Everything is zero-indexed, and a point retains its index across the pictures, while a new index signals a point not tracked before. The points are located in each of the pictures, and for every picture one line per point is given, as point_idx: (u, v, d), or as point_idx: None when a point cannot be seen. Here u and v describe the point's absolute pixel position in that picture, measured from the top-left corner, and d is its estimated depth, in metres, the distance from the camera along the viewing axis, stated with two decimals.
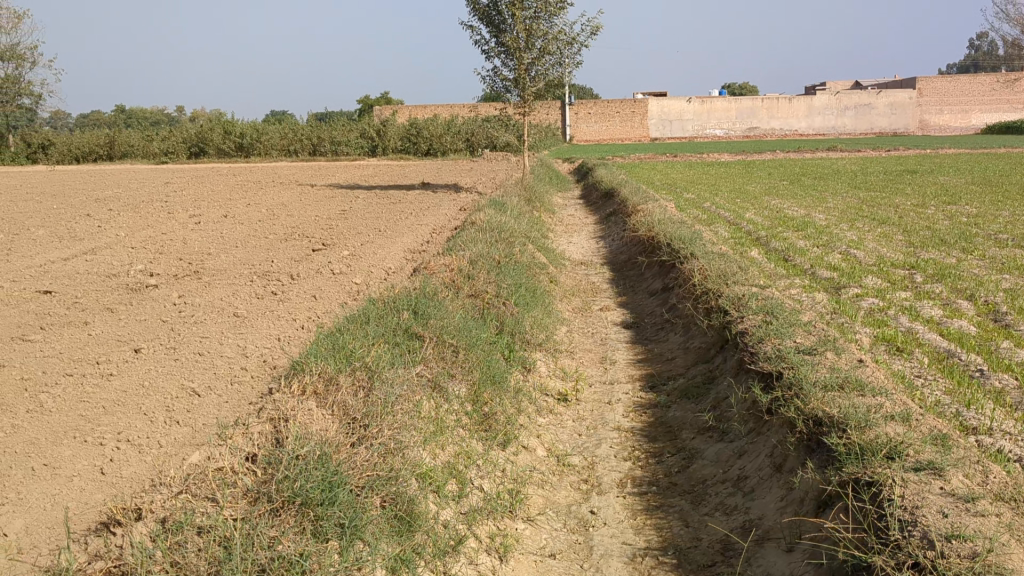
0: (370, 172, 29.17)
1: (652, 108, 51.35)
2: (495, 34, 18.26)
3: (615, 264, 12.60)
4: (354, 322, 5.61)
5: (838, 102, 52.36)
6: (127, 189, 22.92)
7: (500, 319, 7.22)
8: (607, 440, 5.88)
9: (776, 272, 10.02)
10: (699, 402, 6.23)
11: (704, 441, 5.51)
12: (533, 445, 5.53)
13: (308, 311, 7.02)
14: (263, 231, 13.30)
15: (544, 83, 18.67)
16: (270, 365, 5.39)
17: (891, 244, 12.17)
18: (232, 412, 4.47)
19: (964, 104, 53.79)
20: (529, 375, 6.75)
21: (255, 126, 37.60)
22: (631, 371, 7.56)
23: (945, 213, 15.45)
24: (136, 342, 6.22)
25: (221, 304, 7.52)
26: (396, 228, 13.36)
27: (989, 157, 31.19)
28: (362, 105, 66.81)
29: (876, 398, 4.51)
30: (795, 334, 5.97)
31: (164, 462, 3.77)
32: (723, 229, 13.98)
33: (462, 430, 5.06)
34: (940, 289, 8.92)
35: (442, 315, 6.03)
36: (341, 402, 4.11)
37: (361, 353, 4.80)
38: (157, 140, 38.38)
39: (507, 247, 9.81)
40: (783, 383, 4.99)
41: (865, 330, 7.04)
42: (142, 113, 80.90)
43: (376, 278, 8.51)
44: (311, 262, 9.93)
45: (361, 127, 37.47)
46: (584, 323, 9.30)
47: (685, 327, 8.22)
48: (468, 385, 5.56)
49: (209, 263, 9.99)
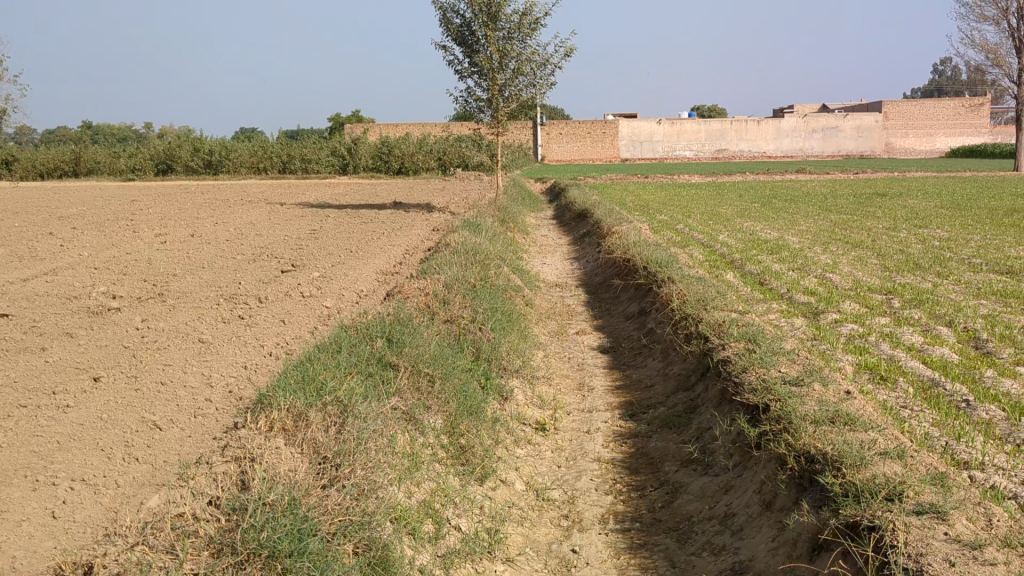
0: (341, 191, 28.91)
1: (623, 129, 51.49)
2: (468, 54, 18.13)
3: (590, 286, 12.45)
4: (324, 351, 5.38)
5: (807, 125, 52.79)
6: (92, 207, 22.48)
7: (475, 345, 7.02)
8: (587, 473, 5.69)
9: (753, 296, 9.91)
10: (681, 432, 6.06)
11: (688, 474, 5.34)
12: (511, 478, 5.33)
13: (276, 337, 6.78)
14: (230, 251, 13.02)
15: (517, 104, 18.55)
16: (237, 396, 5.15)
17: (866, 268, 12.12)
18: (195, 448, 4.23)
19: (929, 127, 54.55)
20: (506, 404, 6.55)
21: (223, 143, 37.21)
22: (610, 398, 7.38)
23: (917, 236, 15.47)
24: (94, 370, 5.95)
25: (187, 329, 7.26)
26: (368, 248, 13.13)
27: (955, 180, 31.53)
28: (333, 123, 66.57)
29: (869, 433, 4.35)
30: (779, 363, 5.81)
31: (121, 506, 3.52)
32: (697, 251, 13.90)
33: (438, 465, 4.84)
34: (918, 315, 8.83)
35: (417, 342, 5.81)
36: (312, 439, 3.89)
37: (332, 385, 4.57)
38: (123, 156, 37.87)
39: (482, 269, 9.62)
40: (771, 415, 4.83)
41: (848, 358, 6.90)
42: (109, 129, 80.00)
43: (348, 302, 8.28)
44: (280, 284, 9.68)
45: (332, 145, 37.20)
46: (560, 347, 9.12)
47: (664, 353, 8.07)
48: (444, 417, 5.35)
49: (174, 285, 9.71)
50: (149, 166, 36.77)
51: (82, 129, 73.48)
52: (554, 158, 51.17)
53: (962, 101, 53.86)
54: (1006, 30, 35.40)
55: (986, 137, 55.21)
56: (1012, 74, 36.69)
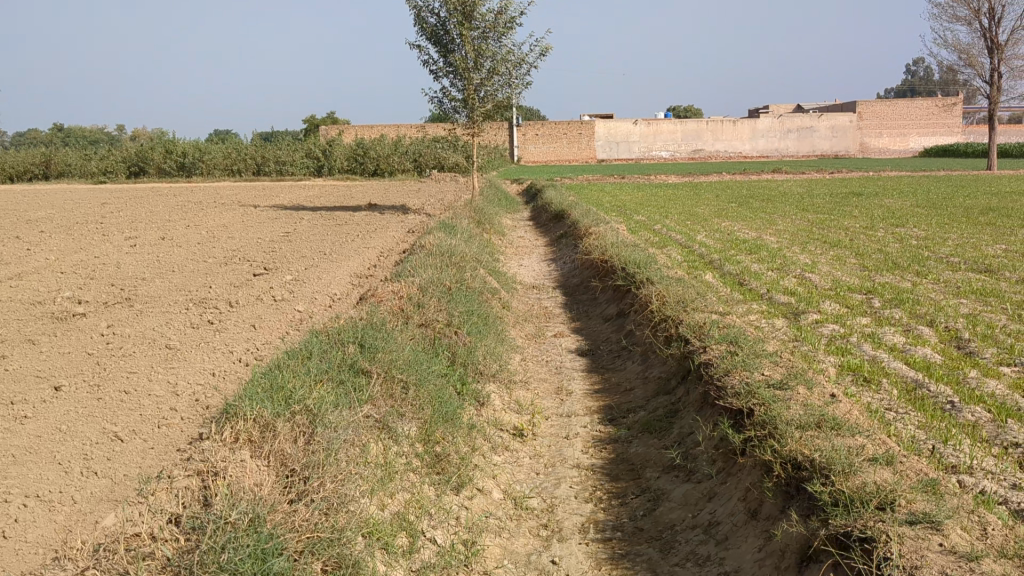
0: (316, 192, 28.65)
1: (599, 130, 51.43)
2: (443, 53, 17.96)
3: (568, 288, 12.31)
4: (294, 357, 5.19)
5: (782, 125, 52.96)
6: (62, 210, 22.13)
7: (451, 349, 6.85)
8: (566, 480, 5.54)
9: (732, 297, 9.83)
10: (662, 437, 5.92)
11: (671, 481, 5.20)
12: (489, 487, 5.17)
13: (246, 343, 6.57)
14: (201, 254, 12.78)
15: (493, 104, 18.40)
16: (204, 405, 4.95)
17: (845, 267, 12.07)
18: (157, 460, 4.03)
19: (902, 127, 54.92)
20: (483, 409, 6.39)
21: (197, 145, 36.79)
22: (589, 402, 7.23)
23: (894, 235, 15.46)
24: (55, 379, 5.73)
25: (154, 335, 7.05)
26: (342, 250, 12.94)
27: (930, 179, 31.70)
28: (308, 124, 66.20)
29: (857, 439, 4.23)
30: (762, 365, 5.69)
31: (75, 524, 3.33)
32: (675, 251, 13.80)
33: (412, 475, 4.68)
34: (899, 315, 8.76)
35: (391, 347, 5.64)
36: (280, 450, 3.72)
37: (301, 393, 4.39)
38: (95, 158, 37.39)
39: (457, 272, 9.46)
40: (756, 420, 4.69)
41: (830, 359, 6.80)
42: (80, 131, 79.18)
43: (320, 306, 8.10)
44: (251, 288, 9.47)
45: (306, 146, 36.86)
46: (538, 350, 8.97)
47: (643, 355, 7.94)
48: (419, 425, 5.18)
49: (142, 290, 9.47)
50: (121, 168, 36.27)
51: (54, 133, 72.59)
52: (530, 159, 51.03)
53: (934, 101, 54.24)
54: (978, 30, 35.68)
55: (958, 137, 55.63)
56: (983, 74, 37.02)
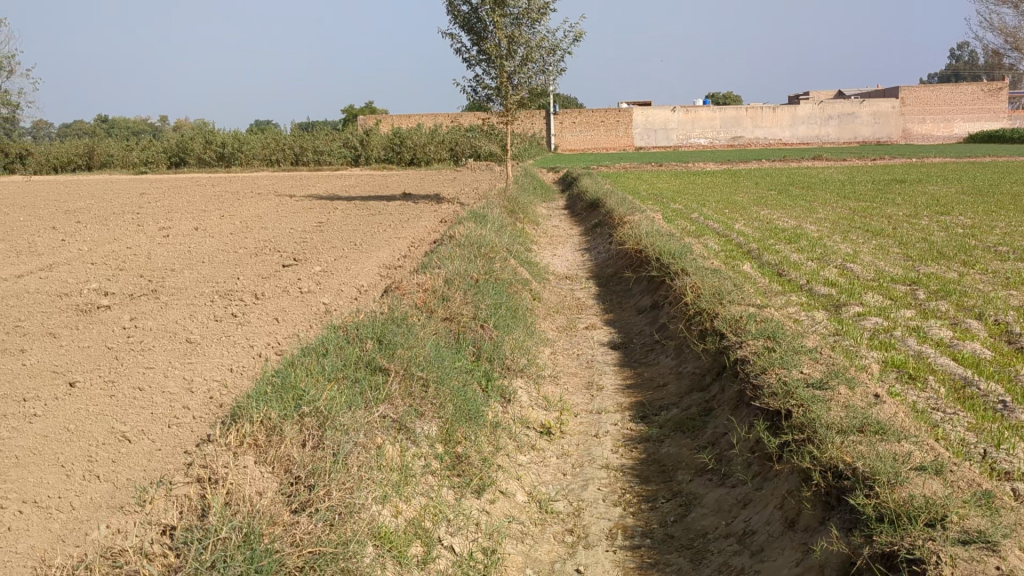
0: (352, 181, 28.63)
1: (637, 117, 50.89)
2: (477, 41, 17.71)
3: (601, 279, 12.05)
4: (309, 354, 5.00)
5: (822, 111, 52.05)
6: (101, 199, 22.31)
7: (477, 344, 6.63)
8: (594, 481, 5.31)
9: (770, 288, 9.51)
10: (695, 437, 5.67)
11: (703, 484, 4.95)
12: (512, 489, 4.95)
13: (267, 337, 6.40)
14: (232, 245, 12.70)
15: (528, 92, 18.13)
16: (217, 403, 4.78)
17: (889, 257, 11.67)
18: (162, 464, 3.86)
19: (946, 113, 53.71)
20: (509, 406, 6.17)
21: (236, 135, 36.97)
22: (620, 398, 6.99)
23: (939, 223, 14.97)
24: (70, 374, 5.59)
25: (176, 328, 6.91)
26: (373, 241, 12.79)
27: (975, 165, 30.89)
28: (346, 113, 66.39)
29: (903, 446, 3.94)
30: (801, 363, 5.39)
31: (68, 536, 3.15)
32: (712, 241, 13.48)
33: (431, 477, 4.47)
34: (945, 308, 8.39)
35: (412, 342, 5.42)
36: (285, 456, 3.54)
37: (313, 392, 4.20)
38: (136, 149, 37.75)
39: (487, 262, 9.24)
40: (794, 422, 4.42)
41: (872, 355, 6.49)
42: (125, 123, 80.33)
43: (346, 298, 7.92)
44: (279, 280, 9.34)
45: (344, 136, 36.84)
46: (569, 343, 8.74)
47: (677, 349, 7.68)
48: (439, 424, 4.98)
49: (169, 281, 9.37)
50: (162, 159, 36.56)
51: (100, 125, 73.49)
52: (567, 147, 50.63)
53: (980, 85, 52.94)
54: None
55: (1004, 123, 54.31)
56: None
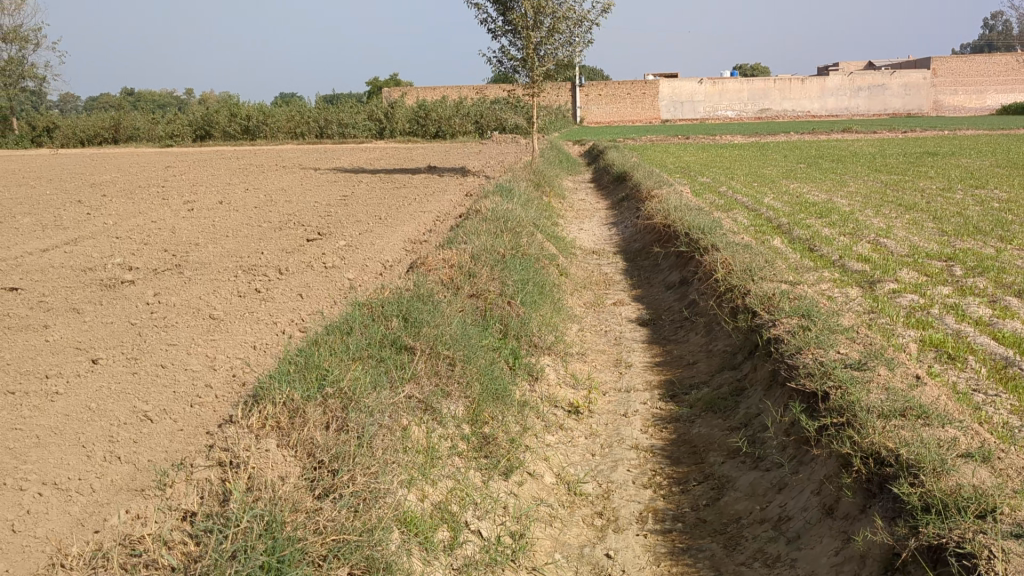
0: (377, 155, 28.51)
1: (663, 89, 50.27)
2: (502, 11, 17.48)
3: (628, 254, 11.88)
4: (333, 333, 4.90)
5: (852, 82, 51.24)
6: (127, 173, 22.31)
7: (503, 321, 6.51)
8: (624, 462, 5.20)
9: (802, 264, 9.32)
10: (727, 418, 5.54)
11: (736, 467, 4.81)
12: (540, 470, 4.84)
13: (290, 314, 6.32)
14: (256, 218, 12.64)
15: (554, 64, 17.90)
16: (240, 382, 4.71)
17: (923, 232, 11.42)
18: (184, 446, 3.78)
19: (979, 84, 52.74)
20: (536, 385, 6.06)
21: (261, 108, 36.94)
22: (650, 376, 6.85)
23: (973, 197, 14.65)
24: (93, 351, 5.54)
25: (200, 304, 6.85)
26: (398, 215, 12.68)
27: (1010, 138, 30.30)
28: (371, 85, 66.16)
29: (948, 431, 3.79)
30: (837, 342, 5.23)
31: (87, 521, 3.08)
32: (741, 215, 13.25)
33: (457, 459, 4.37)
34: (983, 285, 8.17)
35: (437, 320, 5.31)
36: (307, 439, 3.45)
37: (337, 372, 4.10)
38: (162, 123, 37.81)
39: (513, 237, 9.11)
40: (831, 405, 4.27)
41: (910, 333, 6.31)
42: (151, 96, 80.60)
43: (371, 274, 7.83)
44: (303, 254, 9.26)
45: (368, 109, 36.67)
46: (597, 319, 8.60)
47: (707, 327, 7.54)
48: (466, 404, 4.87)
49: (193, 256, 9.31)
50: (188, 132, 36.61)
51: (127, 98, 73.67)
52: (593, 120, 50.18)
53: (1014, 55, 51.88)
54: None
55: None
56: None
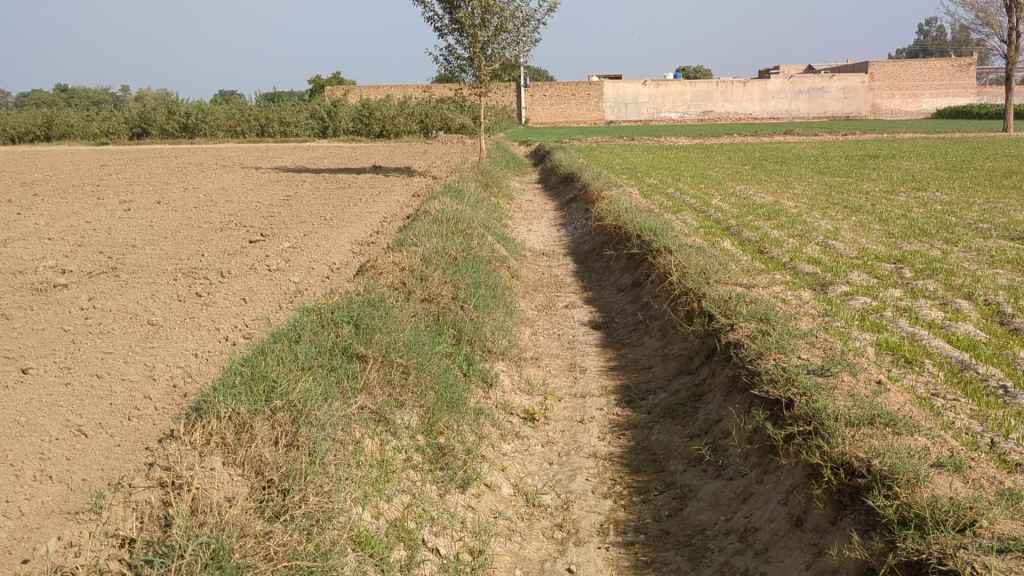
0: (320, 154, 28.08)
1: (607, 91, 50.45)
2: (449, 10, 17.30)
3: (579, 256, 11.78)
4: (280, 340, 4.67)
5: (792, 85, 51.96)
6: (60, 172, 21.61)
7: (456, 326, 6.33)
8: (582, 471, 5.06)
9: (753, 266, 9.29)
10: (686, 425, 5.43)
11: (698, 476, 4.69)
12: (497, 481, 4.67)
13: (234, 319, 6.07)
14: (196, 219, 12.28)
15: (500, 64, 17.74)
16: (181, 393, 4.46)
17: (870, 234, 11.50)
18: (121, 463, 3.54)
19: (914, 88, 53.86)
20: (490, 391, 5.90)
21: (200, 106, 36.21)
22: (605, 381, 6.73)
23: (916, 200, 14.84)
24: (24, 360, 5.24)
25: (138, 309, 6.56)
26: (343, 216, 12.42)
27: (945, 141, 30.96)
28: (312, 84, 65.29)
29: (917, 440, 3.71)
30: (798, 348, 5.15)
31: (13, 548, 2.83)
32: (690, 217, 13.23)
33: (412, 472, 4.19)
34: (933, 287, 8.20)
35: (389, 326, 5.11)
36: (255, 454, 3.24)
37: (285, 383, 3.87)
38: (97, 120, 36.84)
39: (464, 239, 8.93)
40: (797, 413, 4.17)
41: (865, 337, 6.28)
42: (86, 93, 78.66)
43: (317, 277, 7.59)
44: (246, 256, 8.97)
45: (311, 108, 36.13)
46: (549, 322, 8.46)
47: (662, 330, 7.44)
48: (420, 414, 4.69)
49: (130, 258, 8.97)
50: (124, 130, 35.71)
51: (60, 95, 71.71)
52: (538, 121, 50.14)
53: (948, 61, 53.10)
54: None
55: (972, 98, 54.56)
56: (1001, 33, 35.98)
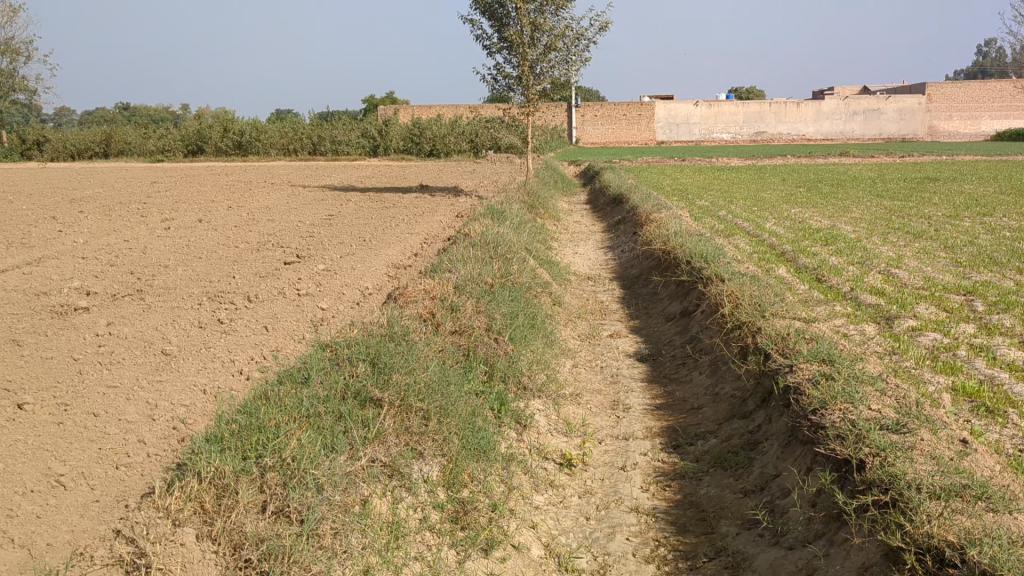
0: (368, 172, 27.91)
1: (659, 111, 49.90)
2: (497, 28, 16.93)
3: (626, 280, 11.27)
4: (286, 383, 4.26)
5: (847, 107, 50.97)
6: (110, 188, 21.61)
7: (489, 361, 5.87)
8: (622, 529, 4.54)
9: (812, 297, 8.72)
10: (738, 479, 4.89)
11: (753, 543, 4.15)
12: (526, 542, 4.16)
13: (252, 351, 5.66)
14: (234, 239, 11.98)
15: (549, 83, 17.31)
16: (179, 437, 4.04)
17: (936, 262, 10.82)
18: (95, 524, 3.13)
19: (974, 110, 52.45)
20: (524, 434, 5.42)
21: (254, 124, 36.32)
22: (650, 422, 6.19)
23: (983, 225, 14.08)
24: (20, 393, 4.85)
25: (155, 336, 6.18)
26: (383, 237, 12.06)
27: (1010, 163, 29.84)
28: (367, 103, 65.47)
29: (1014, 517, 3.17)
30: (868, 396, 4.59)
31: None
32: (743, 242, 12.65)
33: (427, 534, 3.71)
34: (1008, 323, 7.54)
35: (412, 365, 4.66)
36: (235, 525, 2.94)
37: (283, 440, 3.44)
38: (153, 137, 37.17)
39: (504, 264, 8.48)
40: (869, 478, 3.64)
41: (939, 380, 5.68)
42: (145, 109, 80.10)
43: (346, 304, 7.19)
44: (277, 280, 8.60)
45: (362, 126, 36.04)
46: (592, 353, 7.96)
47: (712, 366, 6.91)
48: (442, 466, 4.22)
49: (158, 280, 8.65)
50: (180, 147, 35.88)
51: (124, 113, 73.23)
52: (590, 141, 49.62)
53: (1009, 82, 51.61)
54: None
55: None
56: None
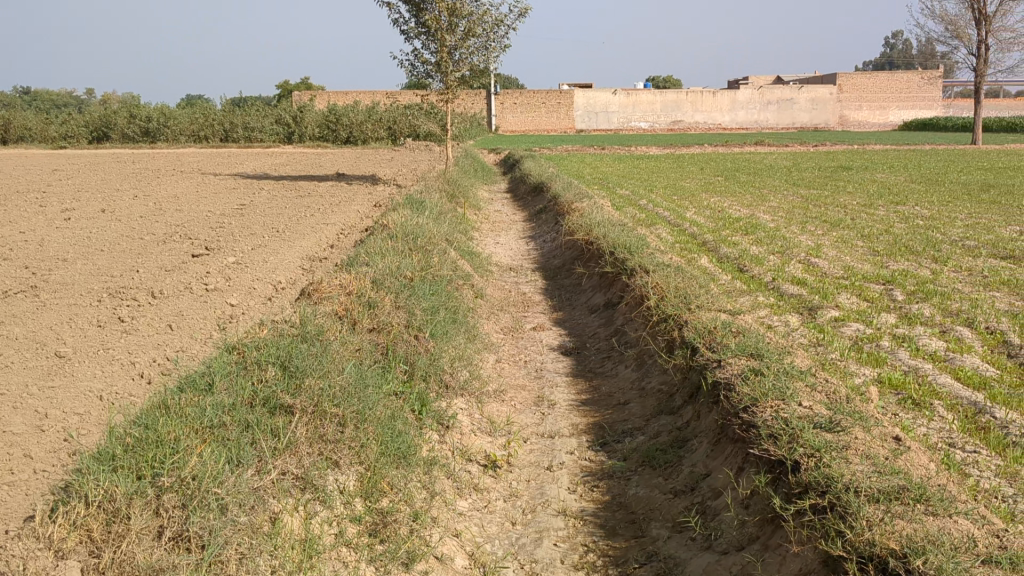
0: (282, 160, 27.22)
1: (578, 100, 49.93)
2: (415, 12, 16.55)
3: (548, 271, 11.10)
4: (188, 391, 3.95)
5: (761, 97, 51.84)
6: (8, 177, 20.56)
7: (408, 359, 5.62)
8: (549, 534, 4.35)
9: (735, 287, 8.66)
10: (668, 478, 4.74)
11: (685, 546, 4.00)
12: (449, 552, 3.93)
13: (155, 352, 5.30)
14: (138, 230, 11.43)
15: (468, 70, 17.02)
16: (69, 451, 3.70)
17: (854, 252, 10.90)
18: None
19: (882, 100, 53.79)
20: (446, 436, 5.18)
21: (163, 110, 35.10)
22: (576, 419, 6.01)
23: (896, 214, 14.29)
24: None
25: (48, 336, 5.75)
26: (297, 228, 11.66)
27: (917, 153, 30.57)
28: (281, 89, 64.06)
29: (954, 519, 3.08)
30: (798, 393, 4.48)
31: None
32: (664, 232, 12.60)
33: (343, 551, 3.43)
34: (928, 312, 7.58)
35: (326, 367, 4.39)
36: (125, 556, 2.71)
37: (183, 456, 3.16)
38: (55, 123, 35.63)
39: (423, 256, 8.21)
40: (805, 480, 3.53)
41: (865, 373, 5.62)
42: (47, 94, 77.09)
43: (257, 300, 6.85)
44: (184, 273, 8.18)
45: (276, 112, 35.19)
46: (515, 347, 7.76)
47: (638, 359, 6.77)
48: (358, 475, 3.96)
49: (55, 275, 8.14)
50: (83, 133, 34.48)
51: (23, 97, 70.30)
52: (509, 129, 49.43)
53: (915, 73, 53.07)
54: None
55: (939, 111, 54.62)
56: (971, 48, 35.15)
